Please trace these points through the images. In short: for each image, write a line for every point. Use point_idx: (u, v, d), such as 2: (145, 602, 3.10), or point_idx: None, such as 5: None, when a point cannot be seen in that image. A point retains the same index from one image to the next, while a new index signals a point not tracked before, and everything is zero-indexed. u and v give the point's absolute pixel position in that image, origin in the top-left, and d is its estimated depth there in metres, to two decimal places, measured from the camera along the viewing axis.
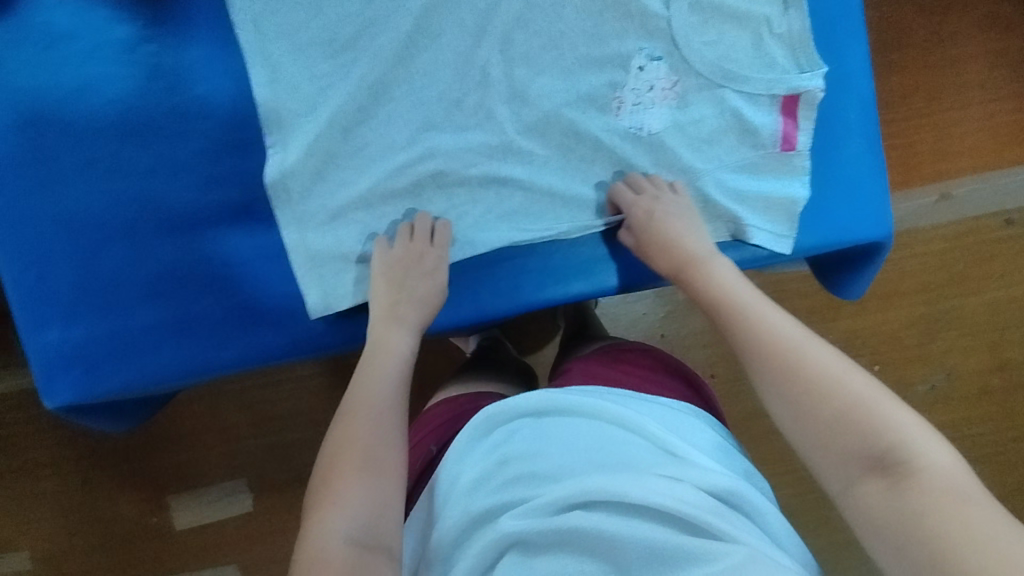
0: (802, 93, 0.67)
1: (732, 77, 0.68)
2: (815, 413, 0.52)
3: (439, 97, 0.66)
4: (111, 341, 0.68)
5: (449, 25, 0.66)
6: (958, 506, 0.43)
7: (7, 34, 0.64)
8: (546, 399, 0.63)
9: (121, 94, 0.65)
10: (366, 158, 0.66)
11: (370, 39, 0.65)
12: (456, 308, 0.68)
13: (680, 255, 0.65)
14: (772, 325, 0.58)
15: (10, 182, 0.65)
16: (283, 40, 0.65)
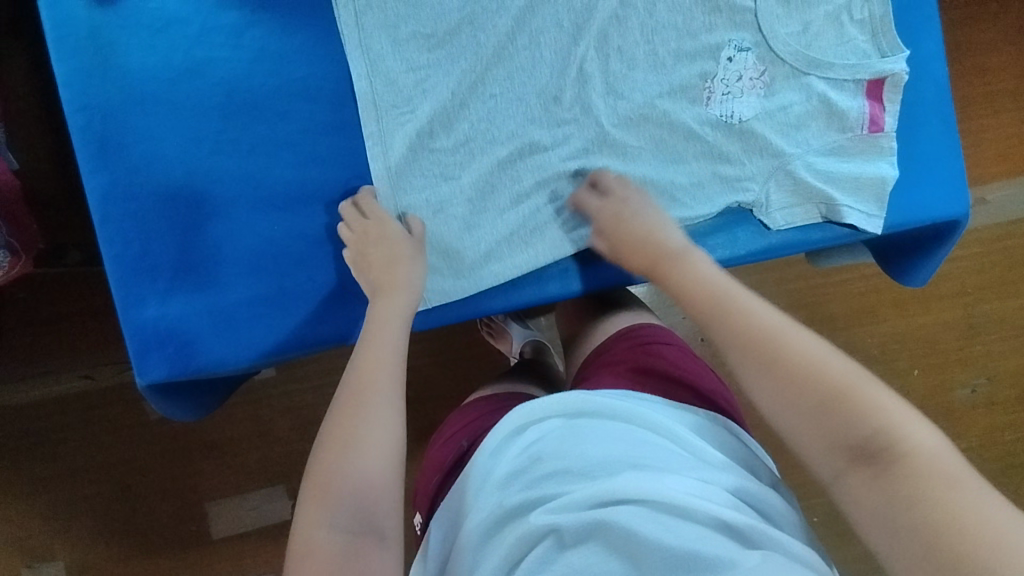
0: (888, 76, 0.70)
1: (819, 66, 0.70)
2: (800, 404, 0.50)
3: (536, 90, 0.69)
4: (209, 315, 0.69)
5: (546, 24, 0.68)
6: (944, 491, 0.44)
7: (121, 19, 0.66)
8: (583, 400, 0.61)
9: (229, 77, 0.67)
10: (465, 149, 0.69)
11: (470, 36, 0.68)
12: (546, 287, 0.72)
13: (654, 250, 0.63)
14: (744, 313, 0.55)
15: (119, 159, 0.67)
16: (385, 36, 0.68)
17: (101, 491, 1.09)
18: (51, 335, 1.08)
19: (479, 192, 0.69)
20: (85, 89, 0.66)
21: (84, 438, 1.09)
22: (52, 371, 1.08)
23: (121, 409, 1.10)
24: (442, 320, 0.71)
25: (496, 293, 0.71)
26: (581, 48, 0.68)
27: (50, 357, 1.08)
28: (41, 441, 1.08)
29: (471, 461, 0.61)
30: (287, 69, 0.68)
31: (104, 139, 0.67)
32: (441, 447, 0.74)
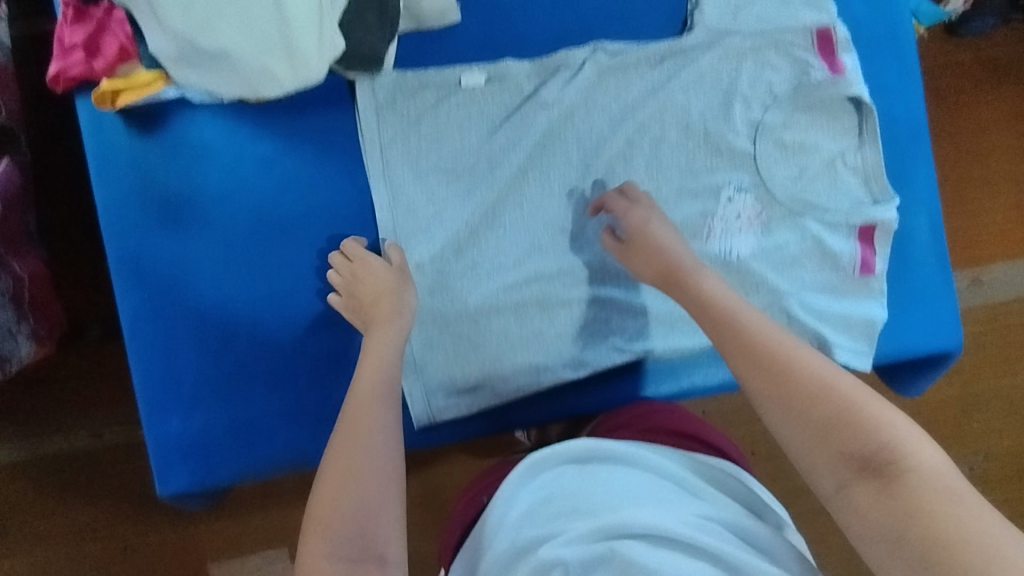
0: (879, 223, 0.72)
1: (813, 209, 0.72)
2: (806, 425, 0.56)
3: (548, 222, 0.72)
4: (230, 430, 0.72)
5: (557, 159, 0.72)
6: (938, 504, 0.50)
7: (161, 149, 0.70)
8: (590, 446, 0.64)
9: (259, 204, 0.71)
10: (475, 277, 0.71)
11: (483, 171, 0.71)
12: (547, 408, 0.74)
13: (670, 262, 0.66)
14: (747, 325, 0.61)
15: (150, 279, 0.71)
16: (404, 167, 0.71)
17: (103, 555, 1.05)
18: (57, 396, 1.04)
19: (485, 319, 0.71)
20: (121, 214, 0.70)
21: (88, 501, 1.05)
22: (58, 431, 1.04)
23: (127, 471, 1.06)
24: (447, 436, 0.74)
25: (503, 411, 0.74)
26: (586, 183, 0.72)
27: (56, 419, 1.04)
28: (42, 503, 1.04)
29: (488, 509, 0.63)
30: (315, 198, 0.71)
31: (136, 262, 0.70)
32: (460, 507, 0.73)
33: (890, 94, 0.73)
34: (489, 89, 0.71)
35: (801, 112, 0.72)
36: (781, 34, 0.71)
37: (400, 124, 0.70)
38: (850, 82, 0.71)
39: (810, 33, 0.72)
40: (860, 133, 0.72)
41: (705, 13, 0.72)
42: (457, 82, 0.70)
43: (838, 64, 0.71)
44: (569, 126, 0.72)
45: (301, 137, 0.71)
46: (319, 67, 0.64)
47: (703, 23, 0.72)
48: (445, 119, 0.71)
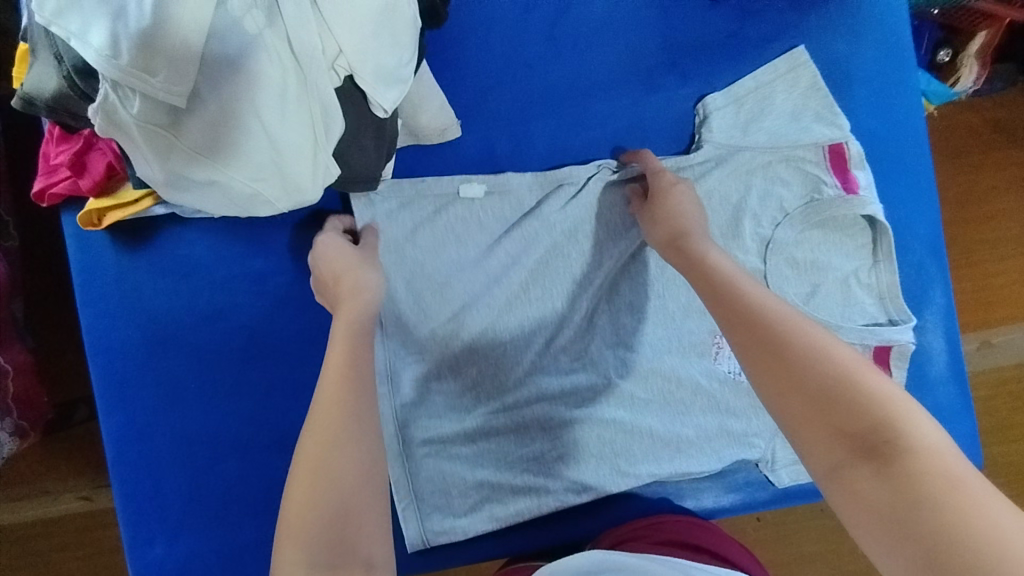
0: (895, 346, 0.68)
1: (830, 331, 0.68)
2: (794, 384, 0.46)
3: (553, 337, 0.69)
4: (215, 558, 0.68)
5: (559, 273, 0.69)
6: (943, 491, 0.37)
7: (149, 265, 0.67)
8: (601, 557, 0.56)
9: (251, 323, 0.68)
10: (475, 394, 0.68)
11: (482, 286, 0.68)
12: (555, 533, 0.70)
13: (680, 226, 0.63)
14: (748, 299, 0.54)
15: (136, 400, 0.68)
16: (394, 282, 0.67)
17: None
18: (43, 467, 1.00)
19: (484, 438, 0.68)
20: (106, 332, 0.67)
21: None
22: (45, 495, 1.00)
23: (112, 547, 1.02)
24: (437, 564, 0.69)
25: (504, 537, 0.69)
26: (586, 297, 0.70)
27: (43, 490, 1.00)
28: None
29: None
30: (310, 315, 0.69)
31: (122, 382, 0.67)
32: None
33: (903, 214, 0.71)
34: (489, 201, 0.68)
35: (814, 228, 0.70)
36: (792, 150, 0.69)
37: (394, 237, 0.67)
38: (865, 201, 0.67)
39: (821, 148, 0.69)
40: (875, 252, 0.70)
41: (713, 128, 0.69)
42: (457, 193, 0.68)
43: (851, 181, 0.68)
44: (569, 238, 0.69)
45: (297, 255, 0.68)
46: (313, 190, 0.61)
47: (711, 137, 0.69)
48: (443, 234, 0.68)
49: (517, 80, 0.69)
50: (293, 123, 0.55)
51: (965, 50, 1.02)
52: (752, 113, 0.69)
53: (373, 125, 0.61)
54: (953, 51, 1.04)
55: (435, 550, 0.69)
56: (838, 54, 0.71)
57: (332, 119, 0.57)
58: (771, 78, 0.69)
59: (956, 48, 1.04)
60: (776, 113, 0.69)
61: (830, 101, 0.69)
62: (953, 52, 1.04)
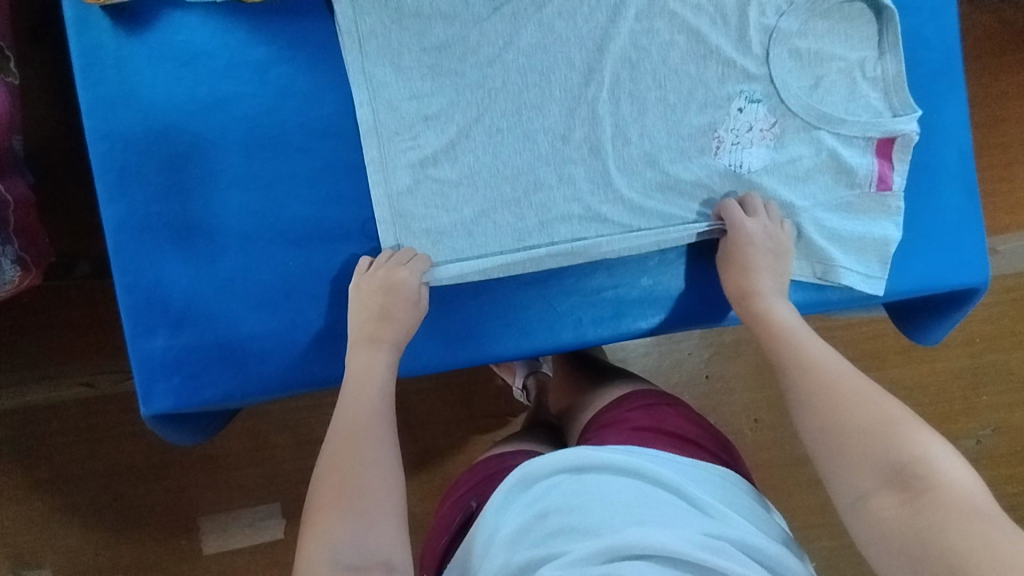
0: (898, 136, 0.68)
1: (828, 120, 0.68)
2: (843, 429, 0.55)
3: (547, 131, 0.68)
4: (217, 350, 0.68)
5: (559, 62, 0.68)
6: (972, 521, 0.46)
7: (148, 51, 0.66)
8: (581, 453, 0.59)
9: (254, 112, 0.67)
10: (468, 180, 0.68)
11: (476, 69, 0.67)
12: (555, 333, 0.70)
13: (744, 284, 0.66)
14: (813, 360, 0.61)
15: (138, 190, 0.67)
16: (387, 62, 0.67)
17: (88, 497, 1.03)
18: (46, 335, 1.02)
19: (479, 230, 0.68)
20: (103, 117, 0.66)
21: (77, 445, 1.03)
22: (48, 367, 1.02)
23: (115, 419, 1.04)
24: (432, 360, 0.70)
25: (507, 338, 0.70)
26: (589, 88, 0.68)
27: (46, 358, 1.02)
28: (31, 444, 1.02)
29: (474, 527, 0.59)
30: (312, 107, 0.68)
31: (123, 171, 0.67)
32: (442, 515, 0.69)
33: (914, 11, 0.69)
34: None
35: (819, 18, 0.68)
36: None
37: (383, 15, 0.67)
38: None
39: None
40: (880, 43, 0.68)
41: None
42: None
43: None
44: (570, 24, 0.68)
45: (298, 43, 0.67)
46: None
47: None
48: (431, 12, 0.67)
49: None
50: None
51: None
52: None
53: None
54: None
55: (430, 342, 0.70)
56: None
57: None
58: None
59: None
60: None
61: None
62: None
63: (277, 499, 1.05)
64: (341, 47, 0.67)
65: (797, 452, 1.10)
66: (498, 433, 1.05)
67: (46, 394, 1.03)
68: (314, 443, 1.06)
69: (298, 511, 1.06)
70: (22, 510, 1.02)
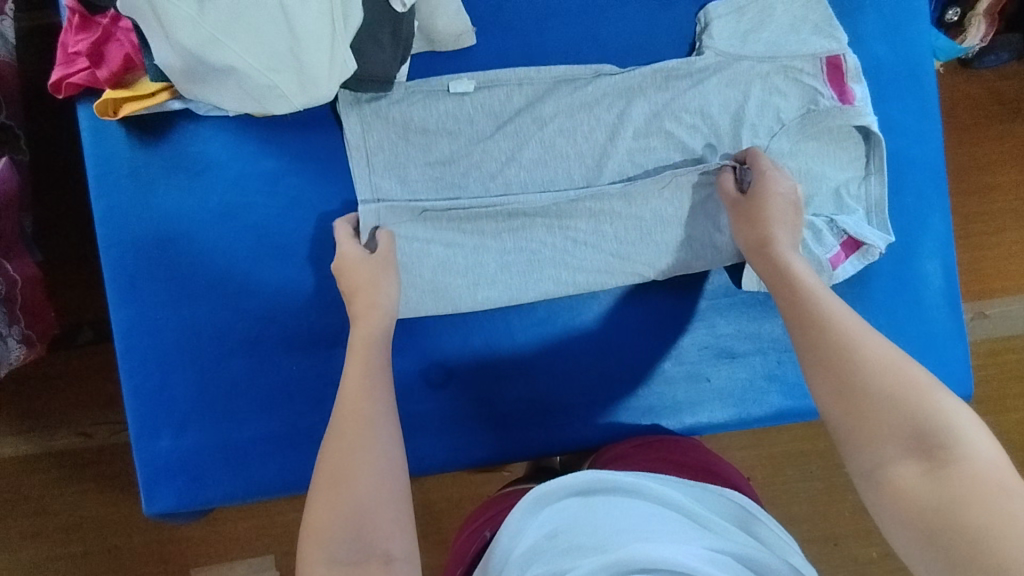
0: (864, 244, 0.69)
1: (817, 236, 0.69)
2: (860, 388, 0.51)
3: (546, 241, 0.70)
4: (221, 450, 0.70)
5: (559, 175, 0.70)
6: (1001, 496, 0.42)
7: (162, 163, 0.68)
8: (589, 477, 0.61)
9: (263, 220, 0.69)
10: (465, 286, 0.70)
11: (479, 182, 0.70)
12: (552, 436, 0.72)
13: (760, 231, 0.64)
14: (821, 310, 0.57)
15: (146, 295, 0.69)
16: (392, 174, 0.69)
17: (84, 555, 1.04)
18: (47, 397, 1.03)
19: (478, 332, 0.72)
20: (116, 224, 0.68)
21: (75, 508, 1.04)
22: (47, 428, 1.03)
23: (114, 481, 1.05)
24: (427, 462, 0.71)
25: (505, 441, 0.71)
26: (586, 201, 0.70)
27: (47, 422, 1.03)
28: (30, 507, 1.03)
29: (494, 542, 0.60)
30: (318, 214, 0.70)
31: (133, 276, 0.68)
32: (460, 547, 0.70)
33: (900, 134, 0.72)
34: (477, 96, 0.69)
35: (810, 139, 0.71)
36: (790, 60, 0.69)
37: (390, 131, 0.69)
38: (860, 111, 0.68)
39: (819, 60, 0.70)
40: (867, 164, 0.71)
41: (713, 36, 0.71)
42: (444, 88, 0.69)
43: (847, 93, 0.69)
44: (569, 141, 0.70)
45: (307, 155, 0.70)
46: (329, 85, 0.63)
47: (711, 46, 0.71)
48: (436, 128, 0.69)
49: None
50: (312, 9, 0.60)
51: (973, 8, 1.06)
52: (752, 24, 0.71)
53: (388, 21, 0.65)
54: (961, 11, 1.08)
55: (427, 442, 0.71)
56: None
57: (351, 9, 0.62)
58: None
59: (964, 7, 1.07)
60: (775, 25, 0.71)
61: (830, 15, 0.70)
62: (962, 11, 1.08)
63: (274, 562, 1.06)
64: (349, 161, 0.69)
65: (791, 513, 1.11)
66: (496, 486, 1.03)
67: (45, 458, 1.03)
68: None
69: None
70: (19, 569, 1.03)
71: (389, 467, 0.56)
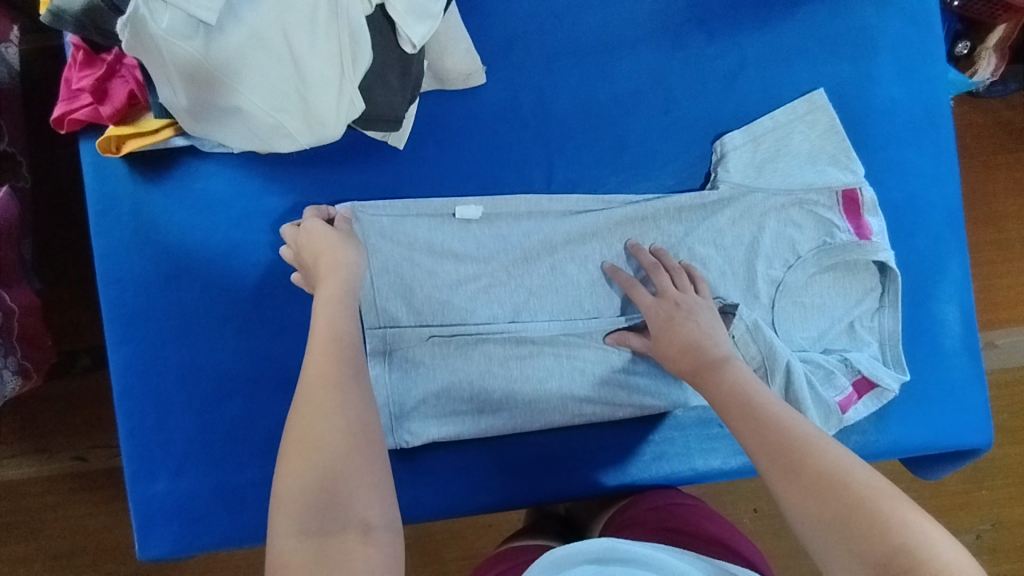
0: (879, 385, 0.66)
1: (828, 377, 0.67)
2: (819, 496, 0.48)
3: (553, 370, 0.68)
4: (218, 494, 0.68)
5: (568, 297, 0.69)
6: None
7: (165, 199, 0.67)
8: (610, 545, 0.56)
9: (266, 257, 0.68)
10: (468, 409, 0.68)
11: (487, 306, 0.68)
12: (562, 483, 0.69)
13: (702, 357, 0.61)
14: (779, 425, 0.53)
15: (147, 333, 0.67)
16: (399, 297, 0.67)
17: None
18: (41, 428, 0.99)
19: (484, 440, 0.69)
20: (117, 262, 0.67)
21: (62, 541, 0.99)
22: (42, 454, 0.99)
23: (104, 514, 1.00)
24: (429, 510, 0.68)
25: (513, 494, 0.68)
26: (595, 334, 0.69)
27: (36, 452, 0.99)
28: (15, 540, 0.98)
29: None
30: None
31: (132, 314, 0.67)
32: None
33: (915, 189, 0.71)
34: (489, 221, 0.68)
35: (826, 271, 0.69)
36: (806, 193, 0.68)
37: (396, 251, 0.67)
38: (878, 247, 0.67)
39: (835, 193, 0.68)
40: (881, 296, 0.69)
41: (729, 168, 0.68)
42: (455, 210, 0.67)
43: (863, 226, 0.68)
44: (581, 269, 0.69)
45: (313, 191, 0.68)
46: (337, 124, 0.62)
47: (727, 179, 0.68)
48: (445, 250, 0.68)
49: (545, 30, 0.69)
50: (322, 51, 0.58)
51: (983, 43, 1.03)
52: (770, 154, 0.69)
53: (398, 61, 0.63)
54: (971, 44, 1.04)
55: (432, 487, 0.68)
56: (865, 21, 0.71)
57: (360, 49, 0.60)
58: (789, 118, 0.69)
59: (974, 41, 1.04)
60: (792, 155, 0.69)
61: (847, 145, 0.69)
62: (971, 44, 1.05)
63: None
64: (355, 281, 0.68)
65: None
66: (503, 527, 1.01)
67: (30, 489, 0.99)
68: None
69: None
70: None
71: (359, 420, 0.52)
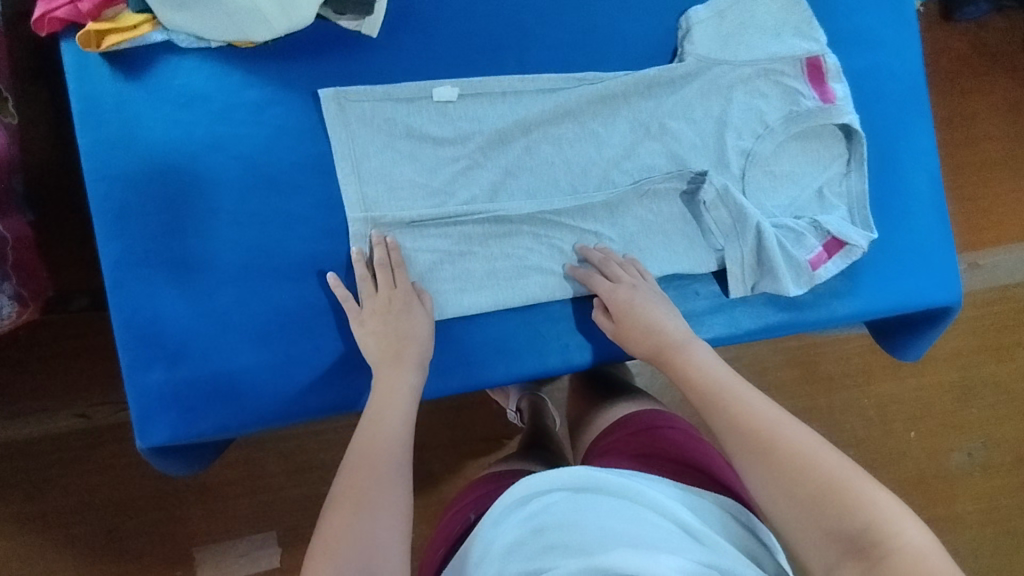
0: (848, 244, 0.69)
1: (798, 239, 0.69)
2: (775, 467, 0.53)
3: (533, 248, 0.71)
4: (214, 382, 0.69)
5: (544, 177, 0.71)
6: None
7: (147, 95, 0.69)
8: (585, 474, 0.56)
9: (249, 150, 0.70)
10: (453, 287, 0.70)
11: (466, 188, 0.70)
12: (544, 359, 0.71)
13: (659, 340, 0.65)
14: (745, 406, 0.57)
15: (136, 226, 0.68)
16: (379, 181, 0.69)
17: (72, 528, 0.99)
18: (38, 368, 1.00)
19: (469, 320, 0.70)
20: (101, 158, 0.68)
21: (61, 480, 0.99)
22: (38, 392, 1.00)
23: (102, 453, 1.00)
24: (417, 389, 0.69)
25: (498, 370, 0.70)
26: (573, 212, 0.71)
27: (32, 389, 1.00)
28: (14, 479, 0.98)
29: (473, 538, 0.57)
30: (303, 144, 0.70)
31: (120, 208, 0.68)
32: (444, 527, 0.69)
33: (878, 58, 0.73)
34: (464, 105, 0.70)
35: (793, 140, 0.71)
36: (771, 63, 0.70)
37: (376, 137, 0.69)
38: (841, 111, 0.69)
39: (799, 62, 0.70)
40: (848, 161, 0.71)
41: (695, 42, 0.70)
42: (428, 95, 0.69)
43: (828, 92, 0.70)
44: (557, 148, 0.71)
45: (291, 84, 0.70)
46: (309, 9, 0.65)
47: (693, 52, 0.69)
48: (422, 134, 0.70)
49: None
50: None
51: None
52: (735, 26, 0.71)
53: None
54: None
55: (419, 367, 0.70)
56: None
57: None
58: None
59: None
60: (756, 27, 0.70)
61: (810, 15, 0.71)
62: None
63: (275, 533, 1.03)
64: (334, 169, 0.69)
65: None
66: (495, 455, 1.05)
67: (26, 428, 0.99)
68: (312, 471, 1.04)
69: (295, 545, 1.03)
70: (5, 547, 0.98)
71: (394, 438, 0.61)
